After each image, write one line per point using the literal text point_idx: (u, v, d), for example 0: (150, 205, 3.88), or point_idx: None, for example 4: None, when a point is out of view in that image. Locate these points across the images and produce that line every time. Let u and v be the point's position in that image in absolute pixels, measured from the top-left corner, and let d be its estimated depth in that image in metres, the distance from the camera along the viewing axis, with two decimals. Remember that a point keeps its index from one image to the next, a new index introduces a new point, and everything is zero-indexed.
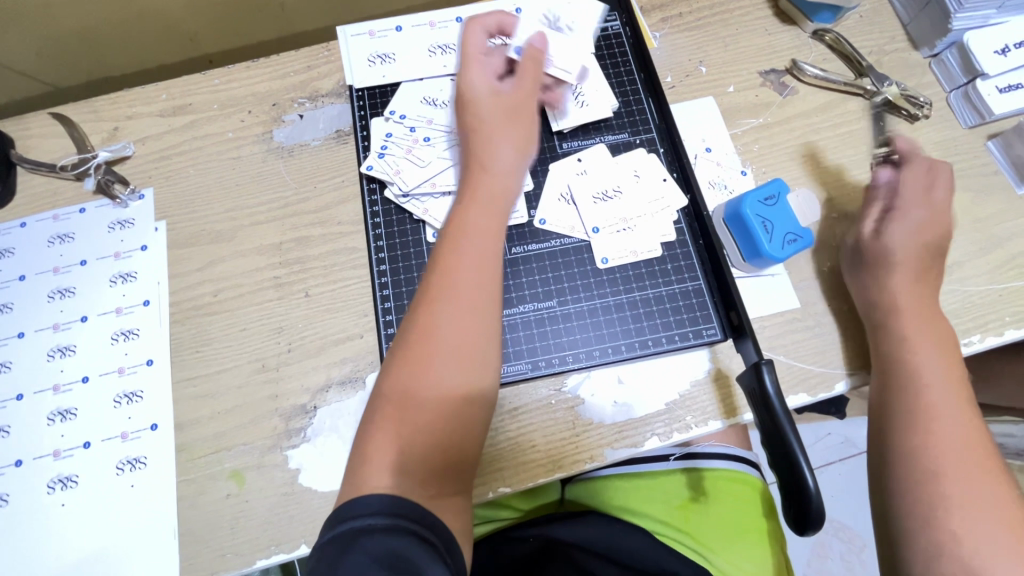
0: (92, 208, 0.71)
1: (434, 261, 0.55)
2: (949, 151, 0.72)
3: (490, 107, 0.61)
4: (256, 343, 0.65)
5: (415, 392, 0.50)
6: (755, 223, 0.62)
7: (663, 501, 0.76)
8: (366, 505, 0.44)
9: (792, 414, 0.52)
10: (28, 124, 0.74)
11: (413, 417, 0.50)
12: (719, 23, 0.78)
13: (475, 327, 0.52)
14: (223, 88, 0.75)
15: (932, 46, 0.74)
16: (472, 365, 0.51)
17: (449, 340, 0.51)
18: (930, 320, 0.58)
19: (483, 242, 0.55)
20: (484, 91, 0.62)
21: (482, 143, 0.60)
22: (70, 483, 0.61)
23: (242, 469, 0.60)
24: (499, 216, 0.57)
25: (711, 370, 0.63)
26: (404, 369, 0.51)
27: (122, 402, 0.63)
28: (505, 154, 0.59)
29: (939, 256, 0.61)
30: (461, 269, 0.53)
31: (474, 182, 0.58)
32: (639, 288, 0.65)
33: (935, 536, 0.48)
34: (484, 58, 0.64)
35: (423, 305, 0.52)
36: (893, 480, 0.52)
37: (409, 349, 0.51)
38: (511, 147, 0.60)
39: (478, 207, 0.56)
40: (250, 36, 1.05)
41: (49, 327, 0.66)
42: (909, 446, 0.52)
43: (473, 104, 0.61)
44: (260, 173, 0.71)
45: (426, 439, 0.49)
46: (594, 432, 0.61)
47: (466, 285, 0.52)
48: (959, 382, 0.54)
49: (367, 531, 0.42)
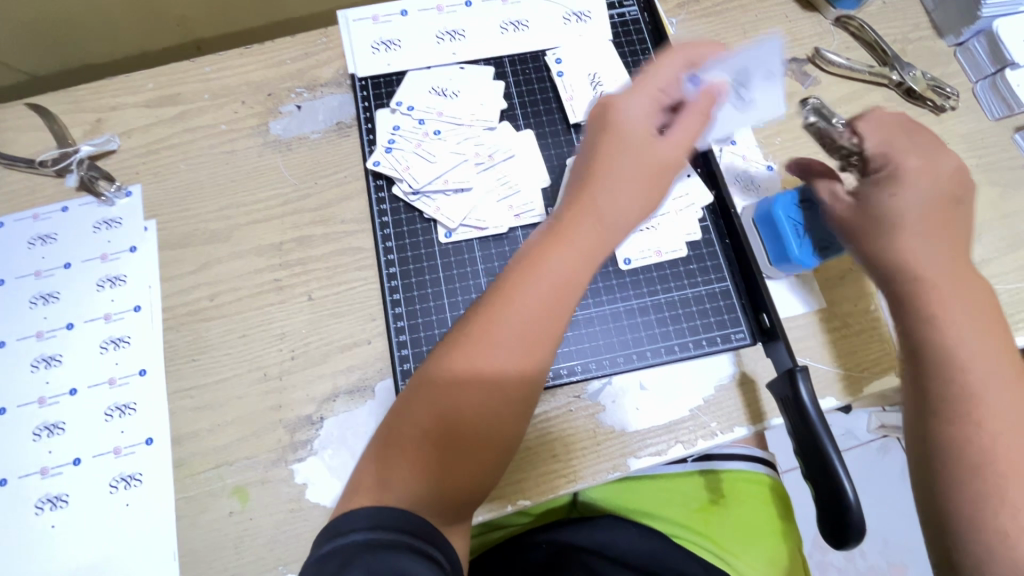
0: (76, 207, 0.66)
1: (498, 285, 0.49)
2: (976, 144, 0.69)
3: (633, 151, 0.50)
4: (257, 350, 0.61)
5: (439, 419, 0.47)
6: (787, 226, 0.59)
7: (681, 504, 0.73)
8: (363, 519, 0.42)
9: (828, 422, 0.50)
10: (3, 116, 0.69)
11: (412, 442, 0.47)
12: (738, 9, 0.74)
13: (518, 373, 0.47)
14: (215, 77, 0.70)
15: (959, 34, 0.72)
16: (504, 409, 0.48)
17: (489, 378, 0.47)
18: (965, 282, 0.49)
19: (556, 285, 0.48)
20: (638, 128, 0.51)
21: (599, 186, 0.50)
22: (60, 502, 0.57)
23: (245, 485, 0.57)
24: (583, 276, 0.49)
25: (736, 374, 0.60)
26: (428, 385, 0.48)
27: (114, 415, 0.59)
28: (614, 200, 0.50)
29: (953, 203, 0.50)
30: (519, 307, 0.47)
31: (569, 218, 0.50)
32: (664, 290, 0.63)
33: (985, 538, 0.44)
34: (655, 86, 0.53)
35: (462, 334, 0.48)
36: (939, 480, 0.47)
37: (441, 366, 0.48)
38: (627, 212, 0.50)
39: (572, 259, 0.49)
40: (240, 21, 0.99)
41: (32, 335, 0.62)
42: (949, 440, 0.46)
43: (618, 138, 0.51)
44: (256, 168, 0.67)
45: (434, 467, 0.46)
46: (617, 441, 0.58)
47: (511, 325, 0.47)
48: (997, 355, 0.47)
49: (370, 546, 0.41)
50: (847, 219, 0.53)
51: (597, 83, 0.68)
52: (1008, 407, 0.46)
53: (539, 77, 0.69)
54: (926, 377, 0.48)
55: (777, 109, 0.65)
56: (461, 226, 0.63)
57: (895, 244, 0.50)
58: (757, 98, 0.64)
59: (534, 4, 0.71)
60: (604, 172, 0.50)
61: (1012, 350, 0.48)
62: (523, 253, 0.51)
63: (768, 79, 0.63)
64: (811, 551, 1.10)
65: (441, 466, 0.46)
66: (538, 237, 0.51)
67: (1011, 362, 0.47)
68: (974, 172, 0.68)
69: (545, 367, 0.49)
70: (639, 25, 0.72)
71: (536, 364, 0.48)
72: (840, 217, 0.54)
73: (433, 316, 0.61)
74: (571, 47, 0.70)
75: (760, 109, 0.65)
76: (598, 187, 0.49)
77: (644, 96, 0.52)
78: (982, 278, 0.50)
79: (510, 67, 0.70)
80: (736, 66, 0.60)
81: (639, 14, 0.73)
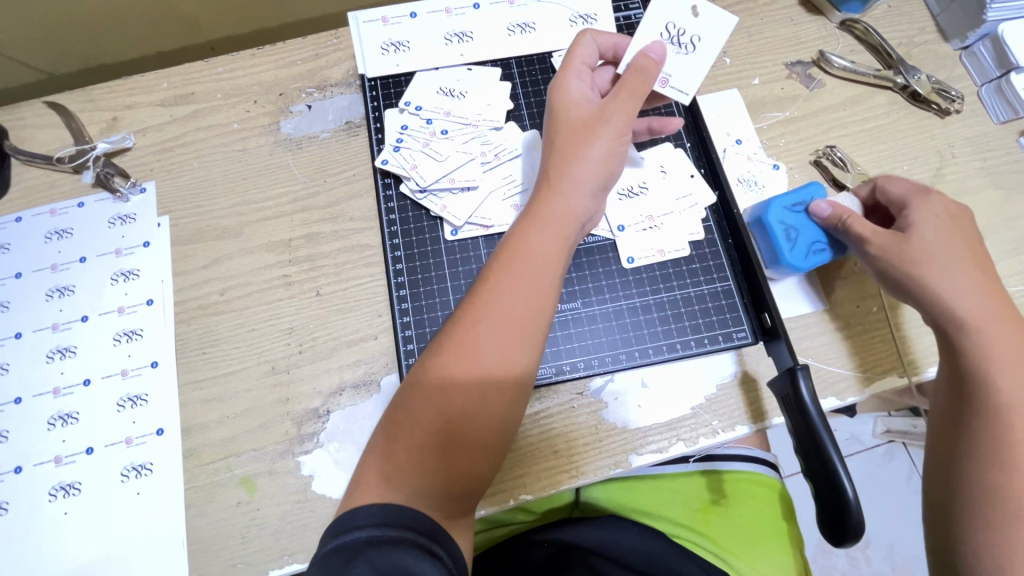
0: (92, 202, 0.68)
1: (479, 278, 0.51)
2: (980, 147, 0.69)
3: (591, 128, 0.52)
4: (266, 344, 0.62)
5: (434, 408, 0.48)
6: (778, 230, 0.60)
7: (683, 504, 0.74)
8: (370, 516, 0.44)
9: (828, 421, 0.50)
10: (23, 113, 0.71)
11: (403, 435, 0.48)
12: (743, 12, 0.75)
13: (500, 349, 0.48)
14: (228, 77, 0.72)
15: (964, 38, 0.72)
16: (493, 395, 0.48)
17: (471, 360, 0.48)
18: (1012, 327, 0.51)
19: (534, 266, 0.50)
20: (576, 106, 0.54)
21: (569, 170, 0.51)
22: (73, 490, 0.58)
23: (252, 475, 0.58)
24: (560, 251, 0.51)
25: (738, 373, 0.61)
26: (419, 381, 0.49)
27: (126, 405, 0.61)
28: (578, 174, 0.51)
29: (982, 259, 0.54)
30: (497, 291, 0.49)
31: (541, 203, 0.52)
32: (666, 289, 0.63)
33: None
34: (583, 71, 0.56)
35: (446, 329, 0.50)
36: (960, 514, 0.49)
37: (430, 359, 0.49)
38: (589, 180, 0.52)
39: (544, 238, 0.51)
40: (253, 23, 1.01)
41: (48, 327, 0.63)
42: (981, 479, 0.48)
43: (563, 118, 0.53)
44: (266, 166, 0.68)
45: (431, 460, 0.47)
46: (619, 438, 0.59)
47: (491, 310, 0.49)
48: None
49: (372, 542, 0.42)
50: (887, 252, 0.55)
51: None
52: None
53: (545, 77, 0.70)
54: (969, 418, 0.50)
55: (725, 18, 0.59)
56: (467, 224, 0.64)
57: (940, 279, 0.53)
58: (700, 34, 0.59)
59: (541, 7, 0.72)
60: (569, 156, 0.52)
61: None
62: (505, 245, 0.52)
63: (694, 13, 0.59)
64: (815, 557, 1.09)
65: (444, 453, 0.47)
66: (514, 227, 0.52)
67: None
68: (979, 175, 0.68)
69: (535, 341, 0.49)
70: None
71: (517, 343, 0.49)
72: (881, 250, 0.55)
73: (438, 311, 0.62)
74: None
75: (709, 44, 0.59)
76: (567, 172, 0.51)
77: (579, 83, 0.55)
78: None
79: (516, 68, 0.71)
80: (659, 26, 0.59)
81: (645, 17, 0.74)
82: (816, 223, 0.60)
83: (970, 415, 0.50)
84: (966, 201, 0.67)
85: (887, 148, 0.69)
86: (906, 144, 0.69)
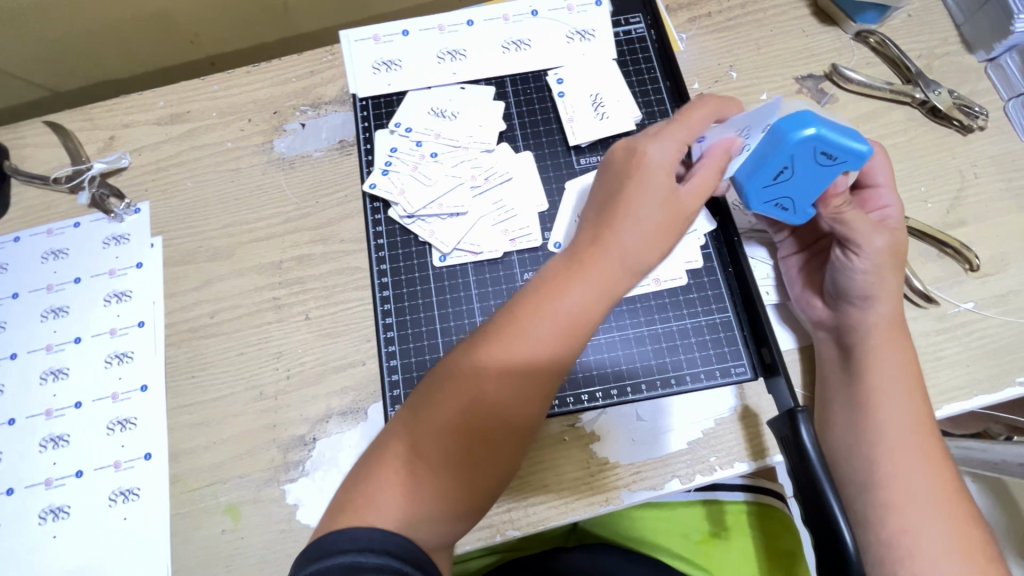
0: (87, 223, 0.68)
1: (513, 308, 0.46)
2: (1006, 167, 0.65)
3: (662, 191, 0.47)
4: (254, 369, 0.61)
5: (455, 454, 0.43)
6: (775, 164, 0.50)
7: (683, 535, 0.72)
8: (351, 540, 0.38)
9: (828, 466, 0.47)
10: (23, 133, 0.71)
11: (415, 467, 0.43)
12: (752, 23, 0.72)
13: (532, 407, 0.44)
14: (223, 95, 0.71)
15: (989, 49, 0.68)
16: (510, 452, 0.45)
17: (503, 410, 0.44)
18: (896, 331, 0.52)
19: (576, 323, 0.45)
20: (661, 165, 0.48)
21: (623, 224, 0.47)
22: (62, 513, 0.58)
23: (237, 503, 0.57)
24: (602, 316, 0.46)
25: (738, 408, 0.58)
26: (440, 413, 0.43)
27: (115, 429, 0.61)
28: (633, 231, 0.46)
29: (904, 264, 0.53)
30: (531, 339, 0.44)
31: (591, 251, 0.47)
32: (662, 320, 0.61)
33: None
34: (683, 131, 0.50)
35: (472, 358, 0.44)
36: (868, 509, 0.48)
37: (458, 392, 0.44)
38: (646, 245, 0.47)
39: (593, 297, 0.45)
40: (255, 37, 1.00)
41: (41, 348, 0.64)
42: (870, 472, 0.49)
43: (643, 171, 0.48)
44: (260, 186, 0.68)
45: (437, 497, 0.42)
46: (610, 473, 0.57)
47: (528, 359, 0.44)
48: (914, 393, 0.50)
49: (353, 569, 0.36)
50: (881, 251, 0.51)
51: (599, 104, 0.66)
52: (916, 446, 0.49)
53: (541, 96, 0.68)
54: (854, 407, 0.51)
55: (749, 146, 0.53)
56: (456, 250, 0.62)
57: (896, 286, 0.52)
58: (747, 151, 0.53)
59: (537, 23, 0.70)
60: (629, 203, 0.47)
61: (927, 397, 0.51)
62: (543, 280, 0.47)
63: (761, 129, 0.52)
64: None
65: (455, 486, 0.43)
66: (559, 265, 0.47)
67: (922, 408, 0.50)
68: (1003, 197, 0.64)
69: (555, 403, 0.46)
70: (646, 43, 0.70)
71: (542, 409, 0.45)
72: (881, 247, 0.51)
73: (424, 340, 0.61)
74: (574, 67, 0.68)
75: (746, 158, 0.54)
76: (622, 226, 0.47)
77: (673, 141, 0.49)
78: (909, 339, 0.53)
79: (511, 87, 0.69)
80: (740, 125, 0.53)
81: (646, 31, 0.71)
82: (811, 183, 0.51)
83: (844, 402, 0.52)
84: (989, 225, 0.63)
85: (903, 169, 0.65)
86: (923, 163, 0.65)
